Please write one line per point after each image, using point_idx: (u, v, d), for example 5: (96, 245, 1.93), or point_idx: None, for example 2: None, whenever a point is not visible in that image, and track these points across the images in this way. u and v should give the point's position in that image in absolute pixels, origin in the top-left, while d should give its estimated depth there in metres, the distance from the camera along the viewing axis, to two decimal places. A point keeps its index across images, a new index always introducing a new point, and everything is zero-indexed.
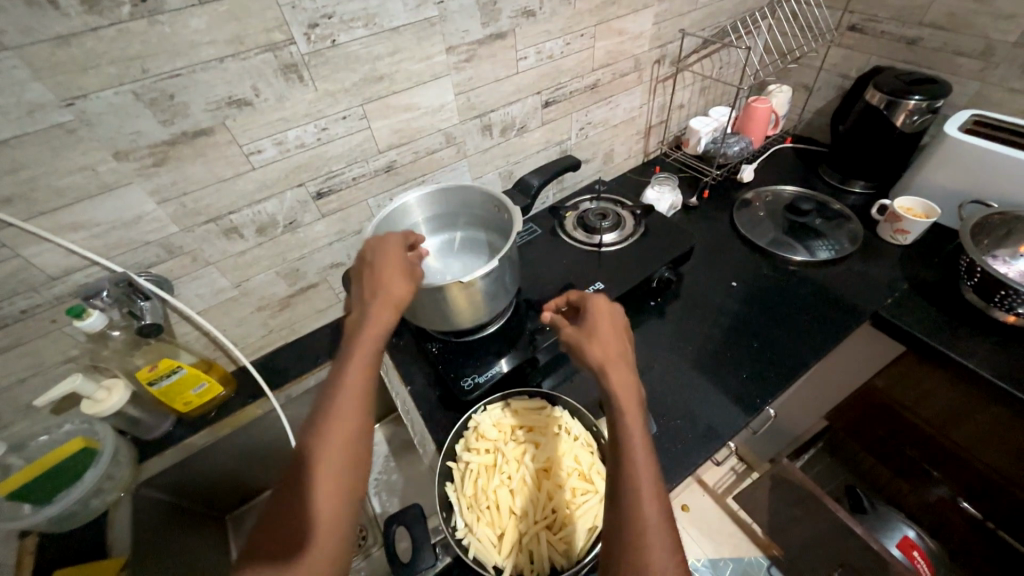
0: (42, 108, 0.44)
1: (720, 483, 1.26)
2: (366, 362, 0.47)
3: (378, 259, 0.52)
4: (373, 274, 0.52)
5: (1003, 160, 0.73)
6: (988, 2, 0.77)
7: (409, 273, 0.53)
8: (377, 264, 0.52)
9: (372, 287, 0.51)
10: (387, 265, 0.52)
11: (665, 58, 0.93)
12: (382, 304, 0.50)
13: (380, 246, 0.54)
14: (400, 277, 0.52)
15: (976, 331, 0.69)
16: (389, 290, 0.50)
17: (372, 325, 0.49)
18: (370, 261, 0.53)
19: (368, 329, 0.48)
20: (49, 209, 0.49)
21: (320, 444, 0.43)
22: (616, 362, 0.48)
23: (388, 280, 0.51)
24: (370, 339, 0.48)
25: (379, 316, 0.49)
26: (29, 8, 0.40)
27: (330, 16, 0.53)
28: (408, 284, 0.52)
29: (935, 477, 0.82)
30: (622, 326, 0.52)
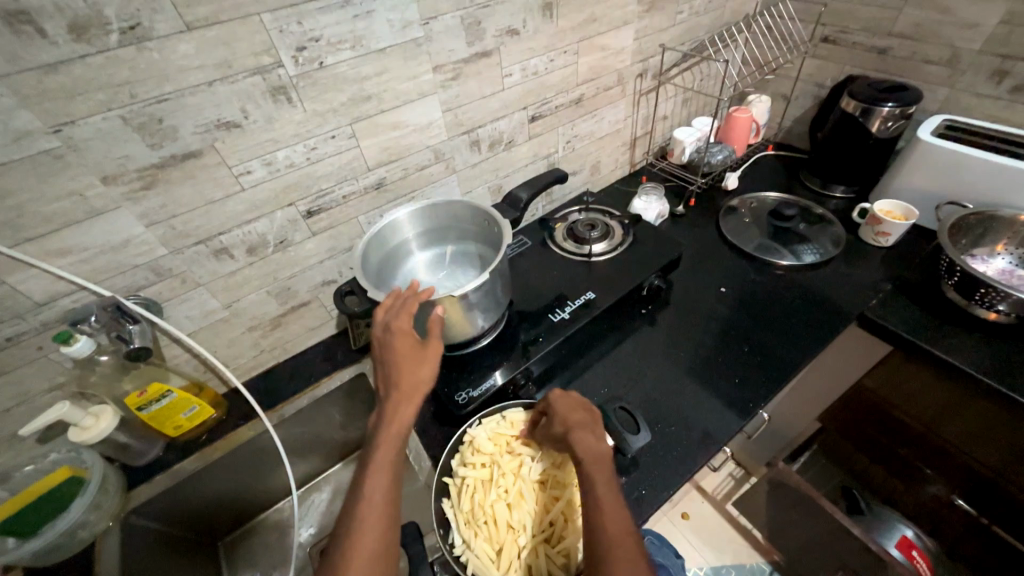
0: (29, 135, 0.44)
1: (718, 490, 1.26)
2: (394, 455, 0.48)
3: (399, 344, 0.52)
4: (396, 361, 0.51)
5: (975, 162, 0.76)
6: (951, 12, 0.80)
7: (431, 354, 0.53)
8: (399, 349, 0.51)
9: (395, 376, 0.51)
10: (407, 349, 0.52)
11: (647, 71, 0.95)
12: (407, 394, 0.50)
13: (398, 327, 0.52)
14: (423, 361, 0.52)
15: (960, 329, 0.71)
16: (414, 376, 0.51)
17: (399, 418, 0.49)
18: (389, 345, 0.52)
19: (396, 422, 0.49)
20: (36, 235, 0.49)
21: (352, 550, 0.43)
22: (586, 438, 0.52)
23: (412, 367, 0.51)
24: (397, 433, 0.49)
25: (406, 407, 0.50)
26: (18, 37, 0.40)
27: (317, 39, 0.54)
28: (431, 368, 0.52)
29: (929, 475, 0.82)
30: (586, 402, 0.57)
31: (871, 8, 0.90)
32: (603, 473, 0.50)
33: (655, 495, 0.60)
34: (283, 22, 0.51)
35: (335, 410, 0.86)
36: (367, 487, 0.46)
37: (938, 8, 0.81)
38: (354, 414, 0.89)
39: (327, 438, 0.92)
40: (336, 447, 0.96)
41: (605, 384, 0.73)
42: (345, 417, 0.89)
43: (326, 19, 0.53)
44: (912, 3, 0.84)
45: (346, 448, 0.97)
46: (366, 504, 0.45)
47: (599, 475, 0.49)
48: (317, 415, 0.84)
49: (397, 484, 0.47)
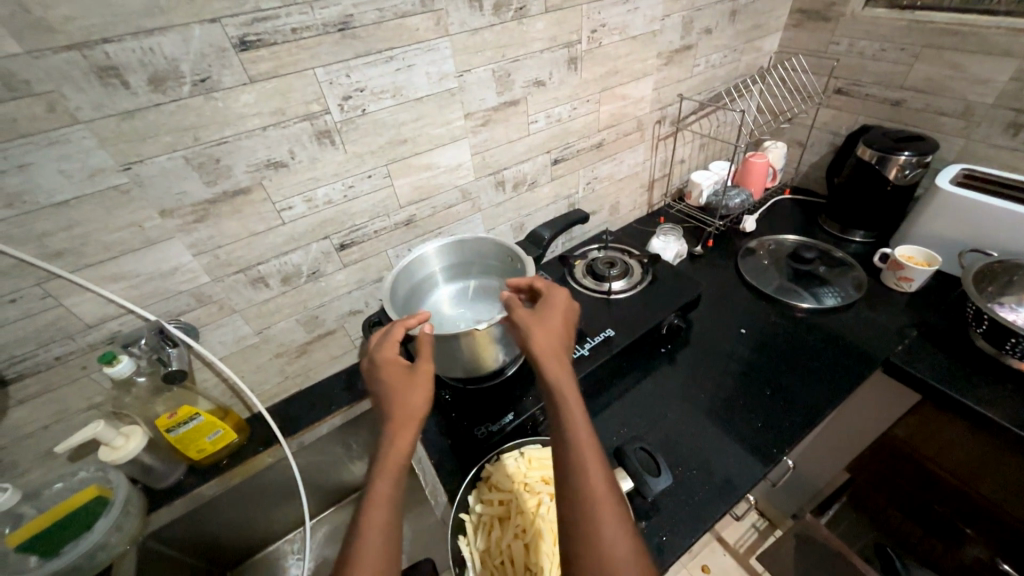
0: (102, 172, 0.49)
1: (741, 541, 1.20)
2: (392, 483, 0.47)
3: (391, 371, 0.54)
4: (390, 388, 0.53)
5: (997, 211, 0.76)
6: (963, 68, 0.83)
7: (423, 375, 0.53)
8: (391, 377, 0.53)
9: (389, 402, 0.52)
10: (398, 374, 0.53)
11: (665, 118, 0.99)
12: (401, 419, 0.50)
13: (389, 356, 0.55)
14: (415, 384, 0.52)
15: (992, 378, 0.69)
16: (406, 400, 0.51)
17: (393, 443, 0.49)
18: (382, 374, 0.54)
19: (391, 449, 0.49)
20: (95, 261, 0.53)
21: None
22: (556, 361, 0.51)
23: (405, 392, 0.52)
24: (394, 460, 0.48)
25: (401, 433, 0.49)
26: (105, 88, 0.45)
27: (362, 89, 0.59)
28: (424, 390, 0.52)
29: (969, 535, 0.77)
30: (563, 319, 0.55)
31: (882, 63, 0.93)
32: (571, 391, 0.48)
33: (677, 542, 0.58)
34: (334, 75, 0.56)
35: (352, 439, 0.87)
36: (363, 521, 0.44)
37: (949, 64, 0.84)
38: (370, 444, 0.90)
39: (341, 467, 0.92)
40: (350, 477, 0.96)
41: (624, 423, 0.72)
42: (361, 446, 0.89)
43: (371, 72, 0.59)
44: (922, 60, 0.88)
45: (359, 480, 0.97)
46: (363, 538, 0.43)
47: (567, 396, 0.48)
48: (334, 443, 0.85)
49: (396, 516, 0.46)
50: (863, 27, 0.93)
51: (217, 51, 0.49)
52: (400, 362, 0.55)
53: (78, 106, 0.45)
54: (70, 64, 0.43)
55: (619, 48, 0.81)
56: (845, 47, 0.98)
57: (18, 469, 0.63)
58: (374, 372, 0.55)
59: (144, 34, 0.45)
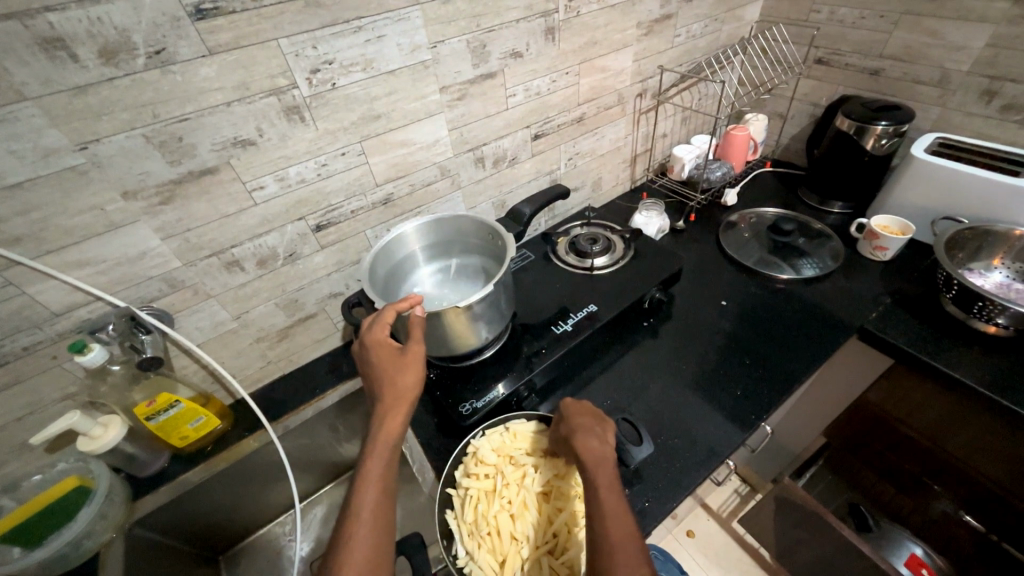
0: (56, 153, 0.46)
1: (724, 507, 1.25)
2: (384, 464, 0.48)
3: (381, 353, 0.53)
4: (380, 371, 0.52)
5: (969, 178, 0.78)
6: (940, 36, 0.83)
7: (413, 358, 0.53)
8: (381, 360, 0.53)
9: (381, 386, 0.52)
10: (389, 357, 0.53)
11: (646, 91, 0.98)
12: (392, 402, 0.50)
13: (378, 337, 0.53)
14: (406, 366, 0.52)
15: (961, 342, 0.71)
16: (397, 384, 0.51)
17: (384, 426, 0.49)
18: (371, 356, 0.53)
19: (383, 431, 0.49)
20: (57, 247, 0.51)
21: (343, 567, 0.41)
22: (600, 466, 0.49)
23: (395, 374, 0.52)
24: (385, 442, 0.49)
25: (392, 416, 0.50)
26: (51, 62, 0.43)
27: (330, 62, 0.57)
28: (415, 372, 0.52)
29: (935, 491, 0.81)
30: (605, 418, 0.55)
31: (862, 31, 0.93)
32: (617, 506, 0.47)
33: (659, 507, 0.60)
34: (299, 46, 0.54)
35: (340, 421, 0.87)
36: (355, 501, 0.45)
37: (927, 31, 0.84)
38: (358, 426, 0.90)
39: (330, 449, 0.92)
40: (340, 459, 0.96)
41: (608, 396, 0.73)
42: (349, 429, 0.89)
43: (339, 43, 0.56)
44: (901, 27, 0.87)
45: (350, 462, 0.98)
46: (357, 517, 0.44)
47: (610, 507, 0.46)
48: (322, 426, 0.85)
49: (389, 495, 0.46)
50: None
51: (171, 20, 0.46)
52: (391, 344, 0.54)
53: (24, 81, 0.43)
54: (11, 35, 0.41)
55: (597, 18, 0.79)
56: (826, 16, 0.97)
57: None
58: (364, 354, 0.54)
59: (90, 2, 0.42)
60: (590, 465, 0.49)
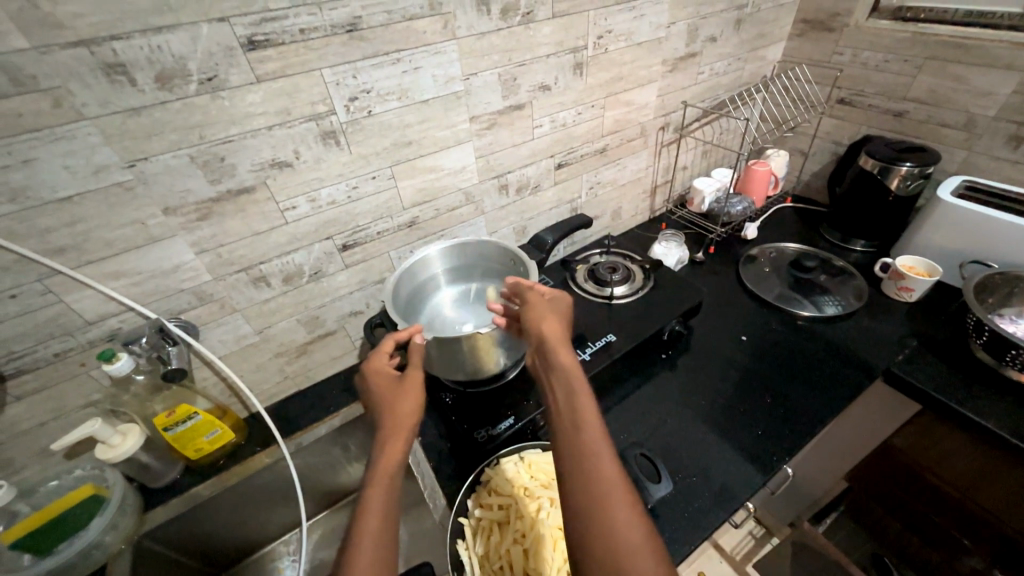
0: (106, 169, 0.49)
1: (738, 549, 1.20)
2: (386, 489, 0.47)
3: (380, 384, 0.55)
4: (380, 399, 0.54)
5: (998, 223, 0.77)
6: (965, 81, 0.83)
7: (412, 383, 0.55)
8: (381, 388, 0.55)
9: (381, 412, 0.53)
10: (388, 385, 0.55)
11: (669, 125, 1.00)
12: (393, 426, 0.51)
13: (378, 367, 0.57)
14: (405, 391, 0.54)
15: (993, 390, 0.69)
16: (397, 408, 0.53)
17: (385, 450, 0.49)
18: (372, 386, 0.55)
19: (384, 456, 0.49)
20: (97, 258, 0.52)
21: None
22: (554, 337, 0.52)
23: (395, 399, 0.53)
24: (387, 466, 0.48)
25: (393, 440, 0.50)
26: (111, 85, 0.45)
27: (368, 91, 0.59)
28: (414, 396, 0.54)
29: (967, 546, 0.77)
30: (565, 311, 0.57)
31: (885, 74, 0.94)
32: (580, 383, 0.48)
33: (676, 549, 0.58)
34: (341, 76, 0.56)
35: (350, 441, 0.86)
36: (357, 527, 0.44)
37: (952, 77, 0.85)
38: (368, 446, 0.89)
39: (338, 469, 0.91)
40: (347, 479, 0.95)
41: (624, 429, 0.72)
42: (360, 448, 0.89)
43: (378, 74, 0.59)
44: (925, 71, 0.88)
45: (356, 482, 0.97)
46: (358, 544, 0.42)
47: (566, 366, 0.49)
48: (332, 445, 0.85)
49: (392, 522, 0.45)
50: (866, 38, 0.94)
51: (225, 50, 0.49)
52: (390, 372, 0.57)
53: (84, 102, 0.45)
54: (78, 61, 0.43)
55: (624, 54, 0.81)
56: (849, 58, 0.98)
57: (14, 465, 0.62)
58: (366, 386, 0.56)
59: (153, 32, 0.45)
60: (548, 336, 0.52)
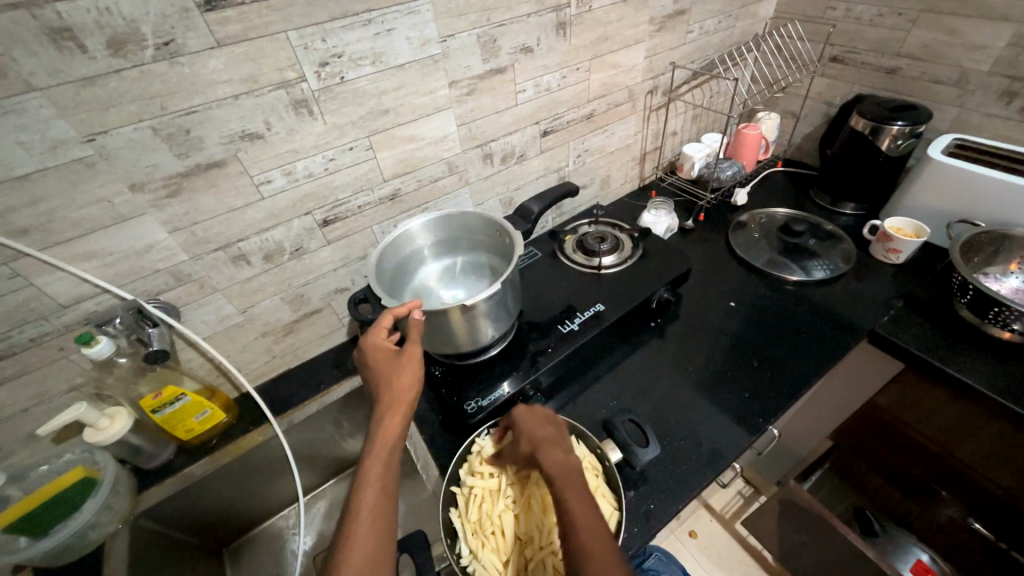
0: (64, 144, 0.46)
1: (727, 508, 1.24)
2: (383, 464, 0.47)
3: (378, 358, 0.54)
4: (378, 375, 0.53)
5: (987, 181, 0.76)
6: (960, 34, 0.81)
7: (410, 358, 0.54)
8: (380, 364, 0.54)
9: (380, 388, 0.53)
10: (387, 361, 0.54)
11: (658, 88, 0.97)
12: (391, 402, 0.51)
13: (376, 342, 0.55)
14: (403, 367, 0.53)
15: (974, 347, 0.70)
16: (394, 384, 0.52)
17: (381, 427, 0.50)
18: (370, 361, 0.54)
19: (381, 431, 0.49)
20: (64, 239, 0.51)
21: (344, 564, 0.41)
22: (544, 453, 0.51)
23: (393, 376, 0.53)
24: (384, 441, 0.49)
25: (390, 416, 0.50)
26: (59, 52, 0.42)
27: (339, 55, 0.56)
28: (411, 373, 0.53)
29: (944, 497, 0.80)
30: (556, 422, 0.57)
31: (880, 29, 0.91)
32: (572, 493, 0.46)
33: (663, 510, 0.59)
34: (308, 39, 0.53)
35: (344, 417, 0.87)
36: (356, 501, 0.45)
37: (946, 30, 0.82)
38: (362, 422, 0.90)
39: (333, 445, 0.92)
40: (343, 454, 0.96)
41: (614, 397, 0.73)
42: (353, 424, 0.89)
43: (348, 36, 0.55)
44: (920, 25, 0.85)
45: (353, 457, 0.98)
46: (356, 514, 0.44)
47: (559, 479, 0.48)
48: (326, 421, 0.85)
49: (389, 494, 0.46)
50: None
51: (180, 11, 0.46)
52: (387, 348, 0.55)
53: (32, 71, 0.42)
54: (19, 25, 0.40)
55: (609, 13, 0.78)
56: (842, 13, 0.95)
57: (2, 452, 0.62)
58: (363, 360, 0.55)
59: None
60: (540, 457, 0.51)
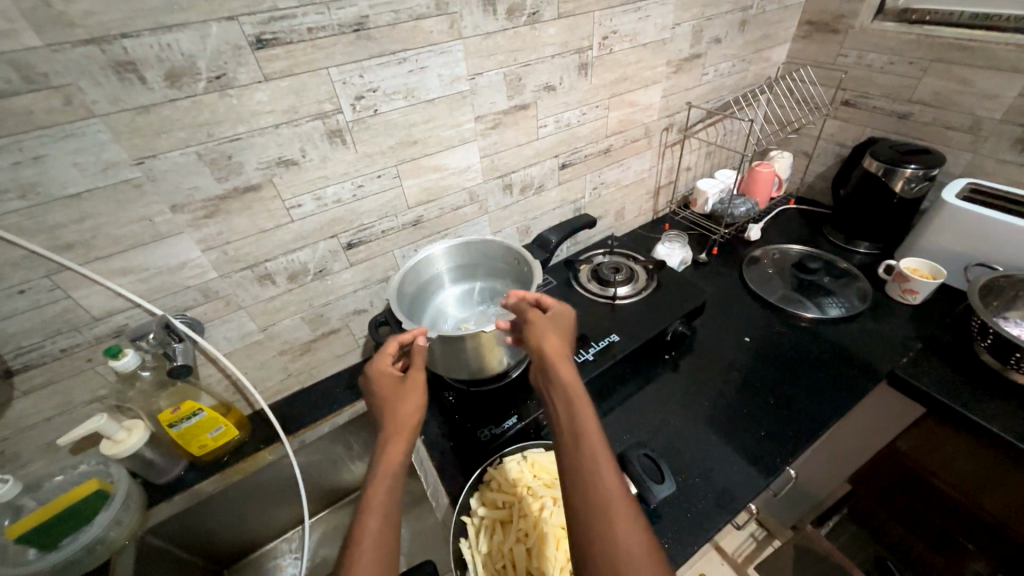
0: (115, 166, 0.49)
1: (739, 551, 1.20)
2: (387, 488, 0.47)
3: (383, 383, 0.55)
4: (383, 401, 0.54)
5: (1003, 226, 0.77)
6: (970, 83, 0.83)
7: (415, 383, 0.55)
8: (385, 390, 0.54)
9: (384, 414, 0.53)
10: (392, 387, 0.55)
11: (673, 126, 1.00)
12: (394, 426, 0.51)
13: (381, 368, 0.56)
14: (407, 392, 0.54)
15: (996, 393, 0.69)
16: (398, 408, 0.53)
17: (384, 452, 0.49)
18: (374, 387, 0.55)
19: (385, 456, 0.49)
20: (105, 255, 0.53)
21: None
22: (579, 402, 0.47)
23: (397, 401, 0.53)
24: (388, 466, 0.48)
25: (394, 439, 0.50)
26: (121, 83, 0.46)
27: (374, 90, 0.59)
28: (415, 396, 0.54)
29: (971, 550, 0.76)
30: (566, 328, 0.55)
31: (891, 76, 0.94)
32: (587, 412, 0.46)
33: (678, 550, 0.58)
34: (347, 75, 0.57)
35: (354, 439, 0.87)
36: (359, 527, 0.44)
37: (957, 79, 0.85)
38: (371, 445, 0.89)
39: (340, 467, 0.92)
40: (350, 477, 0.95)
41: (627, 429, 0.72)
42: (362, 446, 0.89)
43: (384, 73, 0.59)
44: (931, 73, 0.88)
45: (358, 480, 0.97)
46: (358, 542, 0.43)
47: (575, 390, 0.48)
48: (335, 442, 0.85)
49: (392, 522, 0.45)
50: (872, 40, 0.94)
51: (234, 48, 0.49)
52: (392, 373, 0.56)
53: (95, 99, 0.45)
54: (89, 58, 0.44)
55: (629, 55, 0.82)
56: (854, 60, 0.98)
57: (20, 460, 0.63)
58: (368, 385, 0.56)
59: (162, 30, 0.45)
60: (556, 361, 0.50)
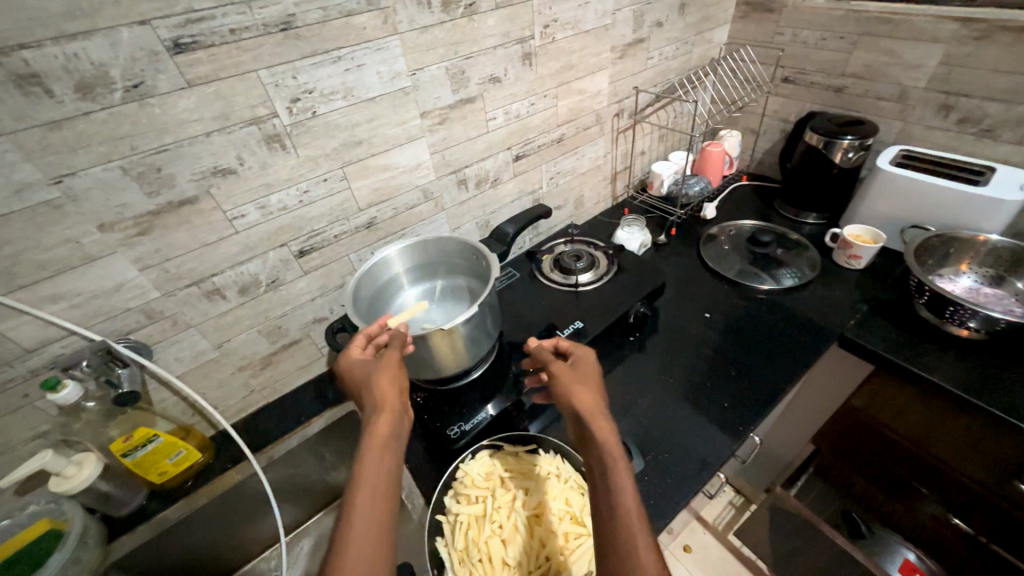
0: (30, 187, 0.46)
1: (719, 519, 1.24)
2: (377, 464, 0.44)
3: (357, 371, 0.53)
4: (361, 387, 0.52)
5: (933, 189, 0.81)
6: (896, 55, 0.88)
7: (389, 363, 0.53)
8: (372, 365, 0.53)
9: (367, 394, 0.51)
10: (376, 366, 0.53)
11: (623, 111, 1.01)
12: (377, 406, 0.49)
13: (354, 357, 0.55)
14: (382, 371, 0.52)
15: (936, 345, 0.73)
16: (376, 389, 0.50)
17: (381, 424, 0.47)
18: (351, 378, 0.53)
19: (372, 433, 0.46)
20: (30, 282, 0.50)
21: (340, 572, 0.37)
22: (614, 457, 0.46)
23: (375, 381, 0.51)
24: (375, 442, 0.46)
25: (379, 418, 0.48)
26: (26, 98, 0.43)
27: (310, 91, 0.57)
28: (390, 375, 0.52)
29: (924, 494, 0.82)
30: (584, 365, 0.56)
31: (825, 51, 0.97)
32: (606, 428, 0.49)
33: (652, 525, 0.59)
34: (280, 77, 0.55)
35: (326, 449, 0.85)
36: (349, 505, 0.41)
37: (884, 51, 0.89)
38: (346, 453, 0.88)
39: (317, 479, 0.90)
40: (327, 488, 0.94)
41: None
42: (336, 456, 0.87)
43: (319, 73, 0.57)
44: (860, 47, 0.92)
45: (337, 490, 0.95)
46: (348, 527, 0.40)
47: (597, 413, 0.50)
48: (307, 455, 0.83)
49: (385, 497, 0.43)
50: (805, 17, 0.97)
51: (149, 54, 0.46)
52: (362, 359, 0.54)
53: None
54: None
55: (572, 43, 0.82)
56: (790, 37, 1.02)
57: None
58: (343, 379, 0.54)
59: (67, 39, 0.43)
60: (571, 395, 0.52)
